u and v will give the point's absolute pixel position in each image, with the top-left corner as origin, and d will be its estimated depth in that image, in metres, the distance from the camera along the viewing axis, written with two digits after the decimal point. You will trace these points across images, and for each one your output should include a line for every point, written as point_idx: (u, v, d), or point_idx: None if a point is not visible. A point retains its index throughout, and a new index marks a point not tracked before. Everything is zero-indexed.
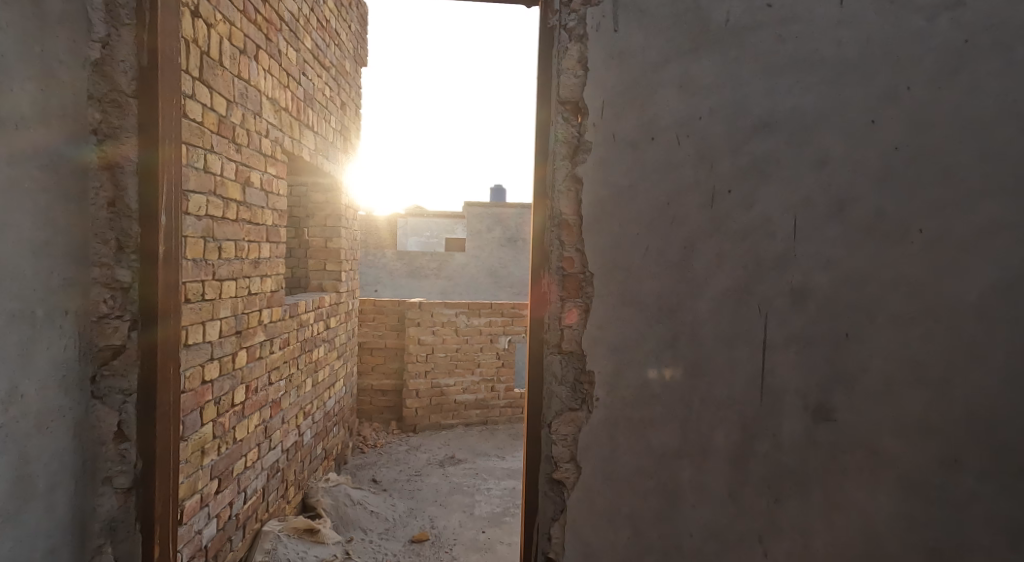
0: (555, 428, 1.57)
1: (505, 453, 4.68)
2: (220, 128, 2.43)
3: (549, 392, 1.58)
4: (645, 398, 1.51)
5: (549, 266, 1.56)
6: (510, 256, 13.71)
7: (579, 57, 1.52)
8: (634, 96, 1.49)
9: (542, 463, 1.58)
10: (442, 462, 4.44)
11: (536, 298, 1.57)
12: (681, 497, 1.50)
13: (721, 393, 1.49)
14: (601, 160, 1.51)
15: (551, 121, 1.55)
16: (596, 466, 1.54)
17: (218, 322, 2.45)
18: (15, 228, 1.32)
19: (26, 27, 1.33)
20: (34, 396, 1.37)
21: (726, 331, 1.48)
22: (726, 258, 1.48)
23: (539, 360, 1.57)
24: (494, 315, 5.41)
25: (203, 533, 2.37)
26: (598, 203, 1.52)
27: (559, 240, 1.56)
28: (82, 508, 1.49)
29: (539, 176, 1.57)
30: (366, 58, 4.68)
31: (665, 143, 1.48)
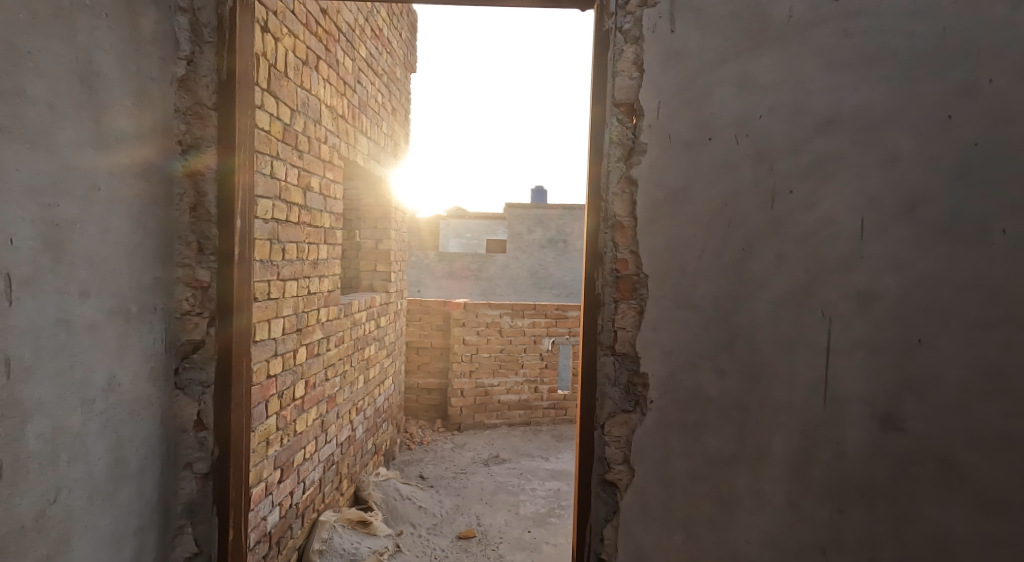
0: (608, 429, 1.61)
1: (549, 455, 4.69)
2: (285, 136, 2.57)
3: (601, 393, 1.62)
4: (700, 402, 1.52)
5: (603, 267, 1.61)
6: (552, 257, 13.67)
7: (635, 59, 1.56)
8: (690, 98, 1.51)
9: (595, 464, 1.63)
10: (486, 461, 4.50)
11: (589, 299, 1.62)
12: (738, 502, 1.50)
13: (780, 397, 1.48)
14: (656, 162, 1.53)
15: (605, 123, 1.59)
16: (650, 468, 1.56)
17: (282, 319, 2.58)
18: (115, 231, 1.40)
19: (128, 44, 1.43)
20: (129, 387, 1.48)
21: (786, 335, 1.47)
22: (786, 260, 1.47)
23: (593, 360, 1.62)
24: (537, 316, 5.43)
25: (268, 520, 2.51)
26: (652, 204, 1.54)
27: (613, 241, 1.60)
28: (167, 491, 1.62)
29: (593, 178, 1.61)
30: (416, 64, 4.80)
31: (724, 143, 1.49)
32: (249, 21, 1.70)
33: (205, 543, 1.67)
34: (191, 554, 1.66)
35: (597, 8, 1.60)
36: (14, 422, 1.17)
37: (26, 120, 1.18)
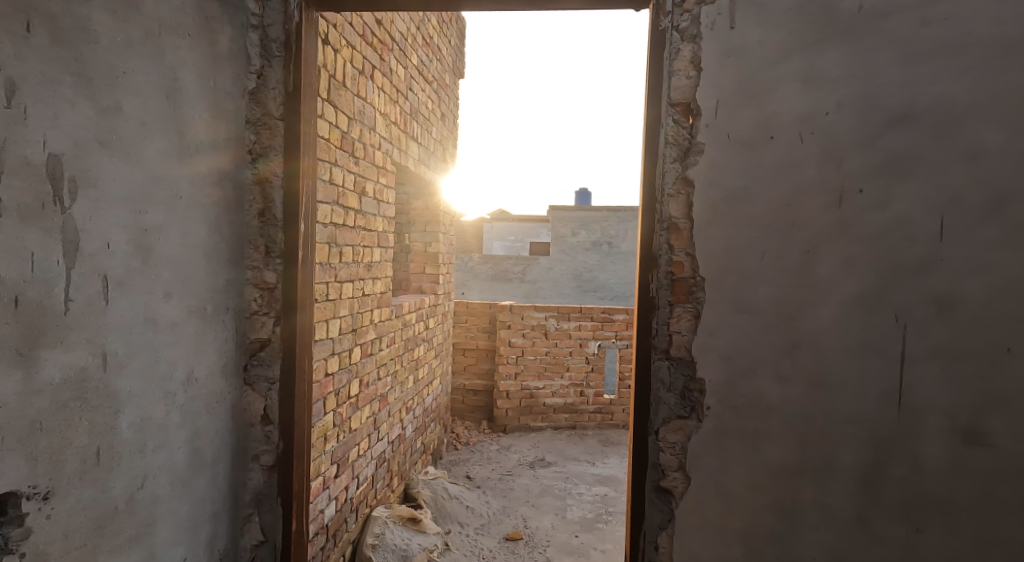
0: (663, 435, 1.61)
1: (595, 459, 4.66)
2: (342, 144, 2.67)
3: (656, 398, 1.62)
4: (760, 409, 1.50)
5: (658, 269, 1.61)
6: (596, 260, 13.49)
7: (692, 58, 1.55)
8: (750, 96, 1.49)
9: (649, 471, 1.63)
10: (533, 463, 4.52)
11: (643, 302, 1.62)
12: (802, 515, 1.47)
13: (849, 407, 1.44)
14: (713, 163, 1.52)
15: (661, 124, 1.59)
16: (707, 476, 1.54)
17: (338, 319, 2.68)
18: (193, 236, 1.50)
19: (207, 61, 1.53)
20: (205, 381, 1.57)
21: (856, 341, 1.43)
22: (855, 262, 1.43)
23: (647, 363, 1.62)
24: (583, 318, 5.38)
25: (325, 513, 2.60)
26: (709, 206, 1.52)
27: (668, 244, 1.59)
28: (237, 482, 1.71)
29: (648, 180, 1.61)
30: (464, 70, 4.88)
31: (786, 142, 1.46)
32: (314, 34, 1.79)
33: (270, 532, 1.77)
34: (257, 542, 1.76)
35: (653, 8, 1.60)
36: (110, 412, 1.27)
37: (121, 136, 1.28)
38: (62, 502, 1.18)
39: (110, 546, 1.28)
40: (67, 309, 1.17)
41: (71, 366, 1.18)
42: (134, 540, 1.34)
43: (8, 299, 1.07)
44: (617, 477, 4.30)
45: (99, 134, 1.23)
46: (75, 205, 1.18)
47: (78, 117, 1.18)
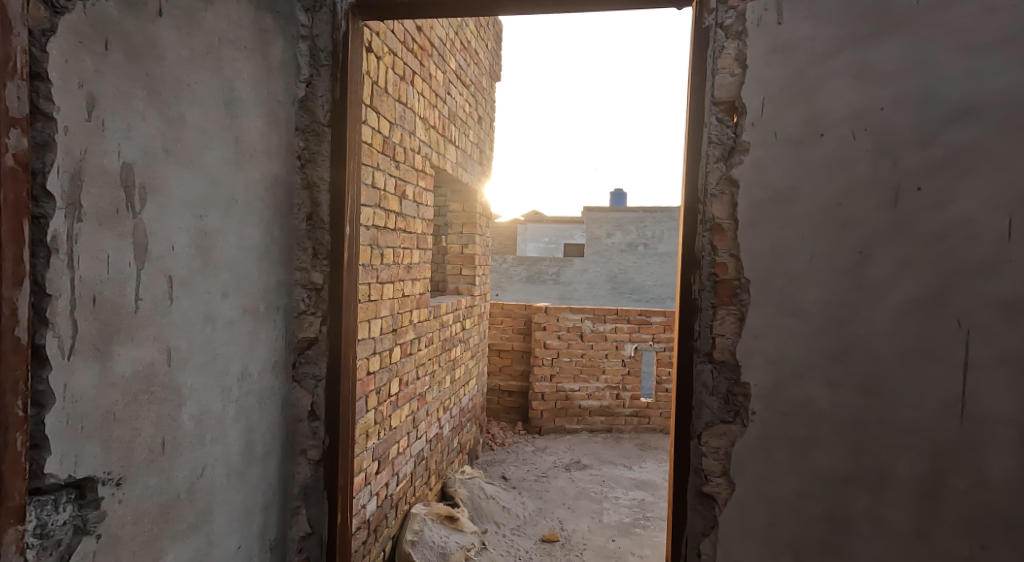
0: (706, 440, 1.63)
1: (632, 463, 4.60)
2: (384, 148, 2.73)
3: (698, 402, 1.64)
4: (809, 415, 1.47)
5: (701, 270, 1.62)
6: (632, 261, 13.18)
7: (737, 55, 1.56)
8: (800, 92, 1.47)
9: (691, 476, 1.65)
10: (568, 466, 4.51)
11: (685, 303, 1.64)
12: (855, 527, 1.43)
13: (904, 415, 1.38)
14: (759, 161, 1.52)
15: (705, 123, 1.61)
16: (751, 483, 1.54)
17: (380, 319, 2.75)
18: (248, 239, 1.58)
19: (261, 70, 1.60)
20: (258, 378, 1.64)
21: (913, 346, 1.37)
22: (912, 264, 1.37)
23: (690, 365, 1.64)
24: (619, 321, 5.29)
25: (367, 508, 2.67)
26: (754, 205, 1.53)
27: (712, 245, 1.60)
28: (286, 475, 1.78)
29: (691, 180, 1.63)
30: (501, 73, 4.92)
31: (837, 139, 1.43)
32: (360, 43, 1.84)
33: (317, 525, 1.82)
34: (305, 534, 1.82)
35: (696, 6, 1.62)
36: (172, 405, 1.35)
37: (183, 145, 1.35)
38: (130, 488, 1.25)
39: (172, 531, 1.35)
40: (137, 307, 1.25)
41: (139, 361, 1.26)
42: (193, 527, 1.41)
43: (86, 299, 1.15)
44: (654, 482, 4.25)
45: (164, 143, 1.30)
46: (143, 211, 1.26)
47: (146, 127, 1.25)
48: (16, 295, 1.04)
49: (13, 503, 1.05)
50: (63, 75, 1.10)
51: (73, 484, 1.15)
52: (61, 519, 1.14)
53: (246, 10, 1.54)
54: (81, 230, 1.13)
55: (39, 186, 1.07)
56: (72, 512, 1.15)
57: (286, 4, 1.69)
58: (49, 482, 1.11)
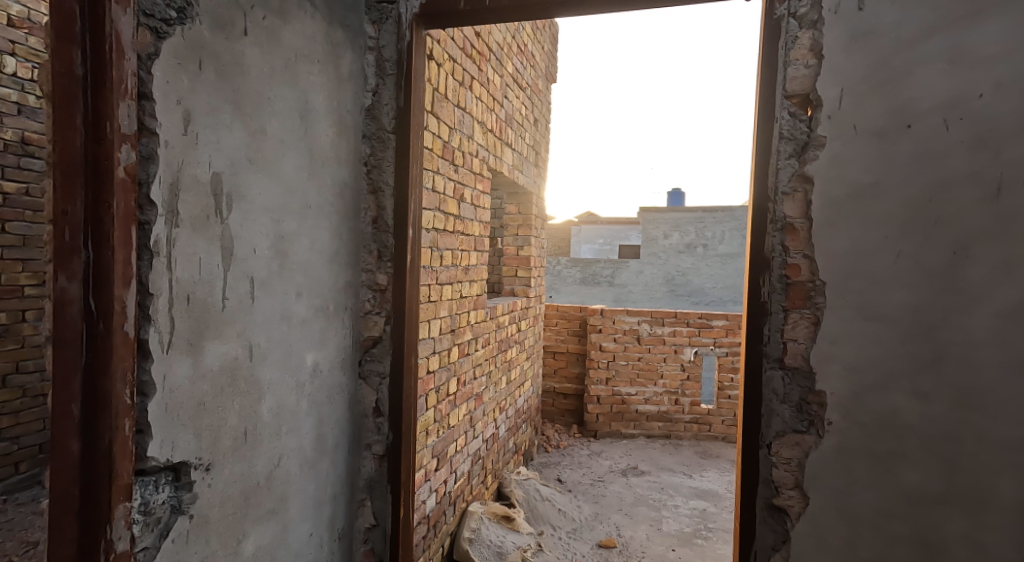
0: (776, 450, 1.55)
1: (692, 471, 4.46)
2: (444, 152, 2.80)
3: (768, 410, 1.57)
4: (893, 427, 1.42)
5: (771, 272, 1.55)
6: (690, 262, 12.60)
7: (811, 45, 1.49)
8: (883, 82, 1.41)
9: (761, 487, 1.58)
10: (624, 471, 4.42)
11: (753, 306, 1.57)
12: (948, 550, 1.38)
13: (1003, 431, 1.32)
14: (836, 157, 1.46)
15: (776, 118, 1.54)
16: (827, 497, 1.48)
17: (439, 320, 2.81)
18: (319, 242, 1.66)
19: (332, 81, 1.68)
20: (328, 374, 1.73)
21: (1015, 355, 1.31)
22: (1015, 264, 1.31)
23: (758, 372, 1.57)
24: (678, 324, 5.14)
25: (427, 504, 2.74)
26: (832, 203, 1.47)
27: (782, 245, 1.54)
28: (352, 469, 1.86)
29: (760, 176, 1.56)
30: (557, 74, 4.92)
31: (927, 131, 1.37)
32: (424, 51, 1.90)
33: (381, 517, 1.90)
34: (370, 525, 1.89)
35: None
36: (253, 397, 1.44)
37: (264, 154, 1.44)
38: (217, 474, 1.35)
39: (253, 516, 1.45)
40: (223, 306, 1.35)
41: (226, 356, 1.35)
42: (272, 513, 1.51)
43: (181, 298, 1.25)
44: (715, 491, 4.11)
45: (248, 153, 1.40)
46: (229, 216, 1.35)
47: (231, 139, 1.35)
48: (126, 294, 1.14)
49: (122, 483, 1.14)
50: (163, 95, 1.19)
51: (169, 467, 1.24)
52: (160, 499, 1.23)
53: (319, 25, 1.62)
54: (177, 234, 1.23)
55: (144, 195, 1.17)
56: (170, 493, 1.25)
57: (354, 17, 1.77)
58: (151, 464, 1.20)
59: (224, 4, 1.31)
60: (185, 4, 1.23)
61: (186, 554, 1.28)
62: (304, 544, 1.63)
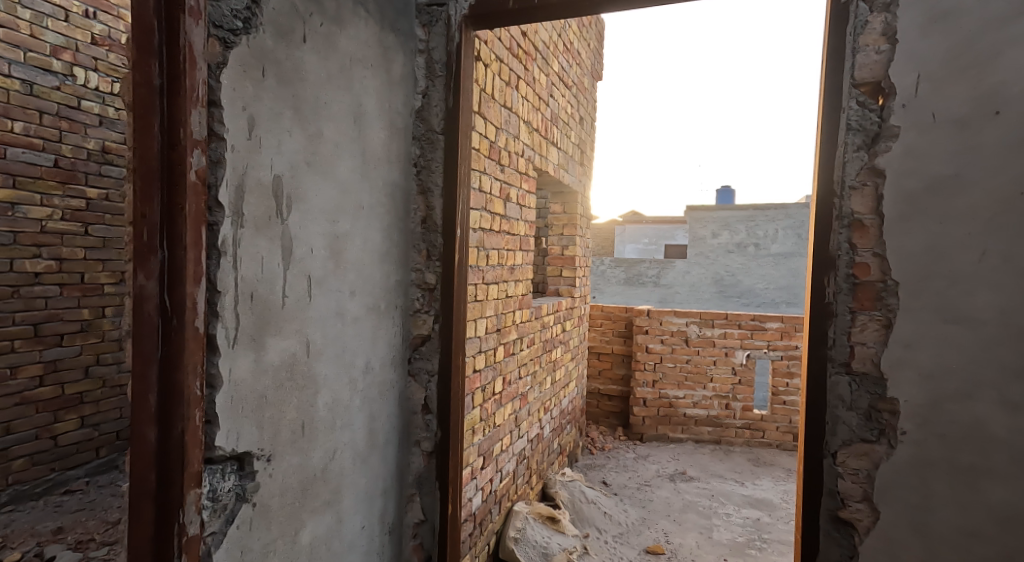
0: (843, 460, 1.49)
1: (744, 479, 4.29)
2: (491, 153, 2.82)
3: (833, 418, 1.50)
4: (975, 439, 1.34)
5: (836, 272, 1.49)
6: (741, 262, 12.20)
7: (884, 30, 1.42)
8: (966, 66, 1.33)
9: (825, 499, 1.51)
10: (672, 476, 4.32)
11: (817, 307, 1.51)
12: None
13: None
14: (911, 148, 1.39)
15: (843, 108, 1.48)
16: (899, 512, 1.42)
17: (485, 319, 2.83)
18: (371, 242, 1.70)
19: (384, 85, 1.72)
20: (380, 370, 1.77)
21: None
22: None
23: (823, 377, 1.50)
24: (729, 326, 4.94)
25: (473, 501, 2.77)
26: (906, 198, 1.40)
27: (850, 243, 1.48)
28: (402, 464, 1.89)
29: (826, 169, 1.50)
30: (603, 71, 4.88)
31: (1016, 118, 1.30)
32: (472, 51, 1.92)
33: (429, 513, 1.92)
34: (418, 520, 1.92)
35: None
36: (310, 392, 1.49)
37: (321, 157, 1.49)
38: (277, 464, 1.40)
39: (310, 506, 1.50)
40: (283, 303, 1.40)
41: (285, 352, 1.41)
42: (327, 504, 1.56)
43: (245, 296, 1.30)
44: (769, 500, 3.93)
45: (306, 156, 1.45)
46: (289, 217, 1.41)
47: (291, 143, 1.40)
48: (196, 291, 1.20)
49: (192, 470, 1.21)
50: (230, 101, 1.25)
51: (233, 457, 1.30)
52: (226, 487, 1.29)
53: (372, 30, 1.66)
54: (242, 234, 1.29)
55: (212, 198, 1.23)
56: (234, 481, 1.31)
57: (405, 21, 1.81)
58: (218, 453, 1.27)
59: (286, 12, 1.37)
60: (250, 13, 1.29)
61: (249, 540, 1.34)
62: (356, 536, 1.68)
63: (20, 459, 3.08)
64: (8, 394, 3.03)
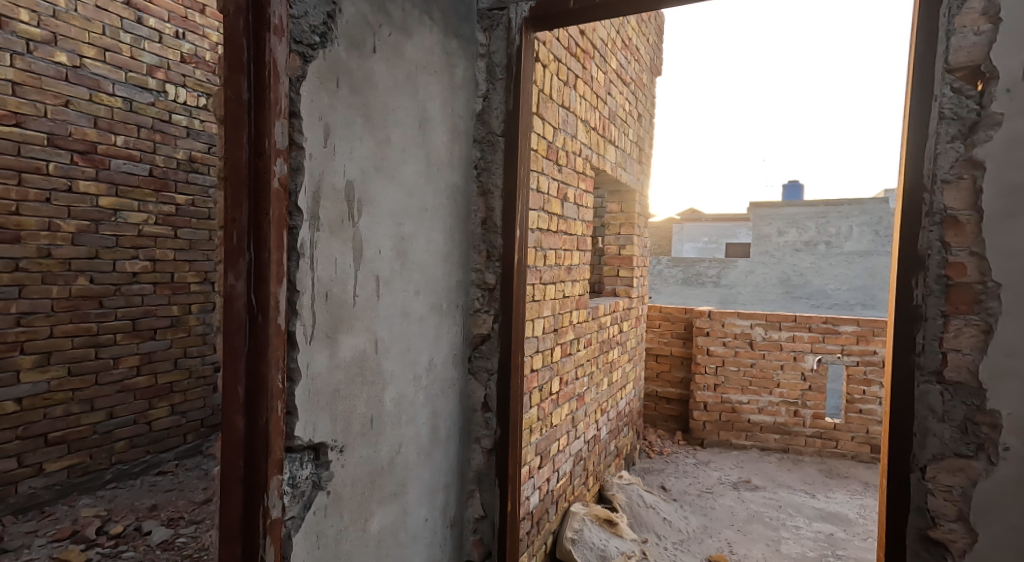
0: (933, 476, 1.41)
1: (815, 490, 4.05)
2: (549, 153, 2.83)
3: (923, 430, 1.42)
4: None
5: (926, 272, 1.41)
6: (810, 262, 11.70)
7: (984, 10, 1.35)
8: None
9: (914, 517, 1.44)
10: (736, 484, 4.14)
11: (904, 310, 1.43)
12: None
13: None
14: (1015, 137, 1.33)
15: (936, 95, 1.39)
16: (1000, 533, 1.36)
17: (542, 319, 2.85)
18: (435, 243, 1.75)
19: (447, 89, 1.77)
20: (442, 368, 1.82)
21: None
22: None
23: (912, 386, 1.42)
24: (798, 329, 4.64)
25: (531, 500, 2.79)
26: (1008, 191, 1.33)
27: (942, 241, 1.40)
28: (462, 460, 1.93)
29: (915, 162, 1.41)
30: (662, 67, 4.80)
31: None
32: (532, 53, 1.94)
33: (489, 509, 1.95)
34: (479, 516, 1.95)
35: None
36: (378, 388, 1.55)
37: (389, 161, 1.55)
38: (349, 455, 1.47)
39: (379, 497, 1.57)
40: (354, 302, 1.47)
41: (356, 349, 1.48)
42: (394, 495, 1.62)
43: (321, 295, 1.38)
44: (842, 514, 3.70)
45: (375, 162, 1.51)
46: (360, 220, 1.47)
47: (362, 149, 1.47)
48: (279, 290, 1.28)
49: (276, 457, 1.29)
50: (309, 111, 1.33)
51: (311, 446, 1.38)
52: (304, 474, 1.37)
53: (436, 37, 1.71)
54: (318, 237, 1.37)
55: (293, 203, 1.31)
56: (311, 470, 1.38)
57: (467, 26, 1.85)
58: (298, 442, 1.34)
59: (357, 24, 1.43)
60: (327, 28, 1.36)
61: (324, 526, 1.42)
62: (421, 528, 1.74)
63: (121, 442, 3.36)
64: (111, 382, 3.31)
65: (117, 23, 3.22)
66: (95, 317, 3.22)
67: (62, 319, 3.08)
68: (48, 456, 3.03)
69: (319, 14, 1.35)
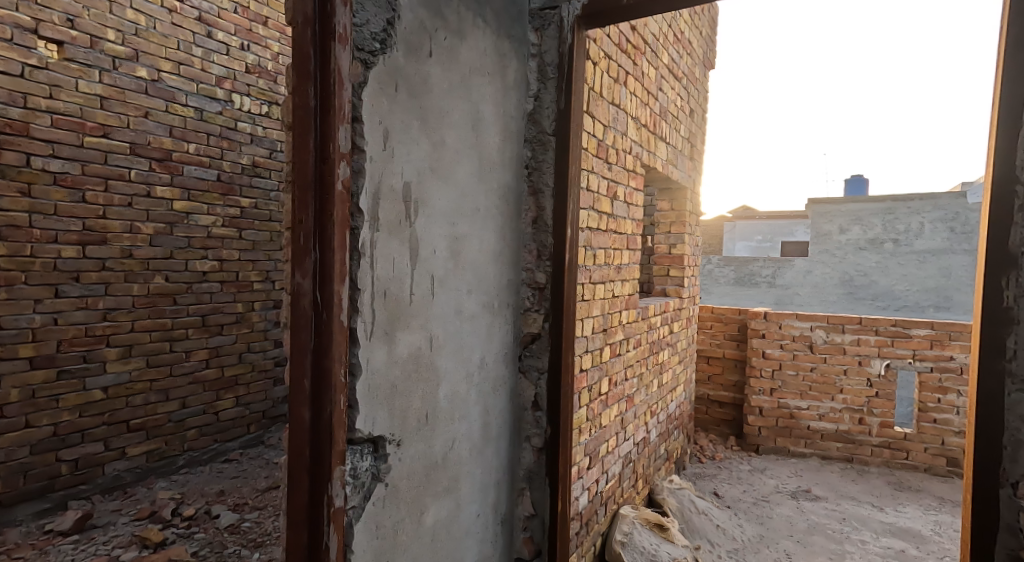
0: None
1: (883, 504, 3.84)
2: (598, 151, 2.82)
3: (1014, 442, 1.34)
4: None
5: (1019, 272, 1.33)
6: (875, 261, 11.15)
7: None
8: None
9: (1003, 536, 1.35)
10: (795, 493, 3.98)
11: (992, 313, 1.35)
12: None
13: None
14: None
15: None
16: None
17: (592, 319, 2.84)
18: (487, 242, 1.78)
19: (499, 90, 1.79)
20: (493, 366, 1.84)
21: None
22: None
23: (1002, 395, 1.34)
24: (864, 332, 4.40)
25: (580, 501, 2.79)
26: None
27: None
28: (513, 458, 1.95)
29: (1006, 154, 1.33)
30: (715, 60, 4.68)
31: None
32: (584, 52, 1.93)
33: (539, 507, 1.96)
34: (529, 514, 1.96)
35: None
36: (432, 384, 1.59)
37: (444, 163, 1.59)
38: (405, 449, 1.51)
39: (433, 491, 1.60)
40: (411, 300, 1.51)
41: (412, 346, 1.52)
42: (447, 489, 1.65)
43: (380, 293, 1.42)
44: (916, 531, 3.49)
45: (431, 163, 1.55)
46: (415, 221, 1.51)
47: (418, 151, 1.51)
48: (341, 288, 1.34)
49: (339, 449, 1.35)
50: (370, 116, 1.38)
51: (370, 439, 1.42)
52: (364, 466, 1.41)
53: (489, 39, 1.73)
54: (377, 237, 1.41)
55: (355, 204, 1.36)
56: (371, 462, 1.43)
57: (519, 27, 1.87)
58: (359, 435, 1.39)
59: (415, 29, 1.48)
60: (386, 34, 1.41)
61: (382, 517, 1.46)
62: (472, 523, 1.77)
63: (193, 430, 3.56)
64: (184, 373, 3.50)
65: (190, 38, 3.41)
66: (170, 313, 3.42)
67: (142, 315, 3.28)
68: (129, 441, 3.24)
69: (379, 21, 1.40)
